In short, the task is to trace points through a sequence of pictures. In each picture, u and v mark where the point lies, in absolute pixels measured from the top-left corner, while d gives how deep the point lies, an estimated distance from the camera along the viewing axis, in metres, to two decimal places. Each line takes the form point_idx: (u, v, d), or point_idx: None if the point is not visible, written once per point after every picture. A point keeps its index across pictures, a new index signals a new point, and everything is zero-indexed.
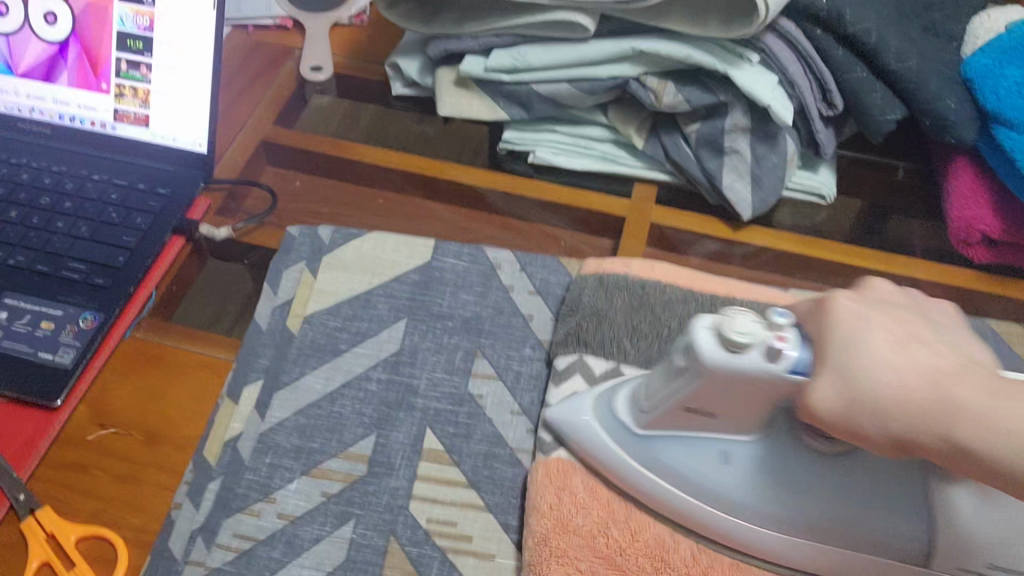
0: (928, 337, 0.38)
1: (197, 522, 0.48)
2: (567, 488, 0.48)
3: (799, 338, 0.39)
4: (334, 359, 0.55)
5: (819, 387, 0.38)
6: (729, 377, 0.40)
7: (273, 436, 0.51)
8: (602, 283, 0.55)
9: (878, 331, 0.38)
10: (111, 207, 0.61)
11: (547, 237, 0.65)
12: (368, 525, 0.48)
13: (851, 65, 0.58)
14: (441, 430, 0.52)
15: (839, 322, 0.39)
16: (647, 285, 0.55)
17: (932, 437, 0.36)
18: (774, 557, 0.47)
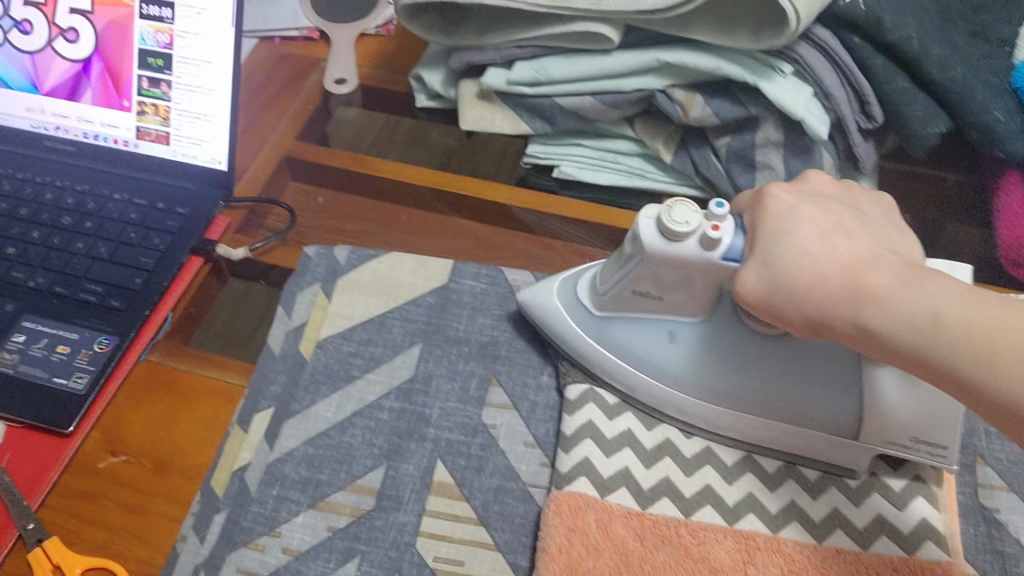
0: (853, 229, 0.41)
1: (201, 556, 0.47)
2: (579, 528, 0.45)
3: (734, 228, 0.42)
4: (346, 386, 0.53)
5: (745, 274, 0.41)
6: (669, 261, 0.44)
7: (282, 467, 0.50)
8: None
9: (805, 226, 0.40)
10: (131, 227, 0.61)
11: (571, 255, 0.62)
12: (372, 562, 0.47)
13: (891, 75, 0.54)
14: (452, 461, 0.50)
15: (771, 215, 0.42)
16: None
17: (843, 321, 0.38)
18: (718, 430, 0.49)
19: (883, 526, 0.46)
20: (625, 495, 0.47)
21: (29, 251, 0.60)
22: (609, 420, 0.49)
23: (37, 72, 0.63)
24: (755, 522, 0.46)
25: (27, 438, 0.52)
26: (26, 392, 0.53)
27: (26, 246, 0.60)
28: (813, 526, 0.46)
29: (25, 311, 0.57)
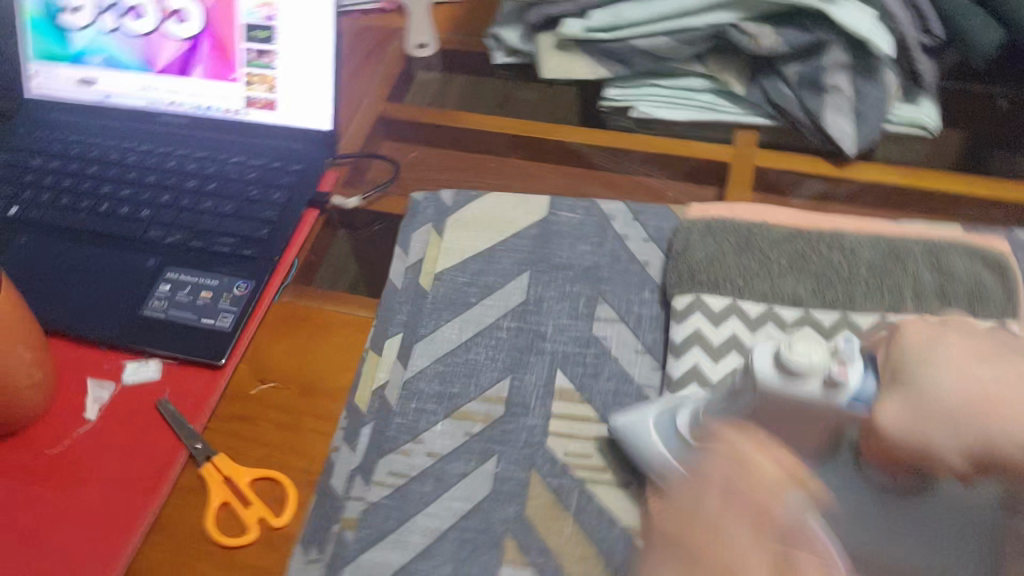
0: (1004, 352, 0.36)
1: (355, 463, 0.52)
2: (696, 428, 0.49)
3: (863, 373, 0.41)
4: (466, 311, 0.58)
5: (887, 412, 0.37)
6: (786, 407, 0.43)
7: (417, 383, 0.55)
8: (710, 227, 0.56)
9: (952, 350, 0.37)
10: (251, 186, 0.66)
11: (648, 188, 0.67)
12: (509, 460, 0.52)
13: None
14: (571, 370, 0.55)
15: (915, 345, 0.39)
16: (755, 226, 0.56)
17: (967, 443, 0.33)
18: None
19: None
20: None
21: (161, 212, 0.66)
22: (715, 327, 0.53)
23: (150, 52, 0.69)
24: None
25: (184, 373, 0.58)
26: (179, 332, 0.58)
27: (157, 208, 0.66)
28: None
29: (166, 264, 0.62)
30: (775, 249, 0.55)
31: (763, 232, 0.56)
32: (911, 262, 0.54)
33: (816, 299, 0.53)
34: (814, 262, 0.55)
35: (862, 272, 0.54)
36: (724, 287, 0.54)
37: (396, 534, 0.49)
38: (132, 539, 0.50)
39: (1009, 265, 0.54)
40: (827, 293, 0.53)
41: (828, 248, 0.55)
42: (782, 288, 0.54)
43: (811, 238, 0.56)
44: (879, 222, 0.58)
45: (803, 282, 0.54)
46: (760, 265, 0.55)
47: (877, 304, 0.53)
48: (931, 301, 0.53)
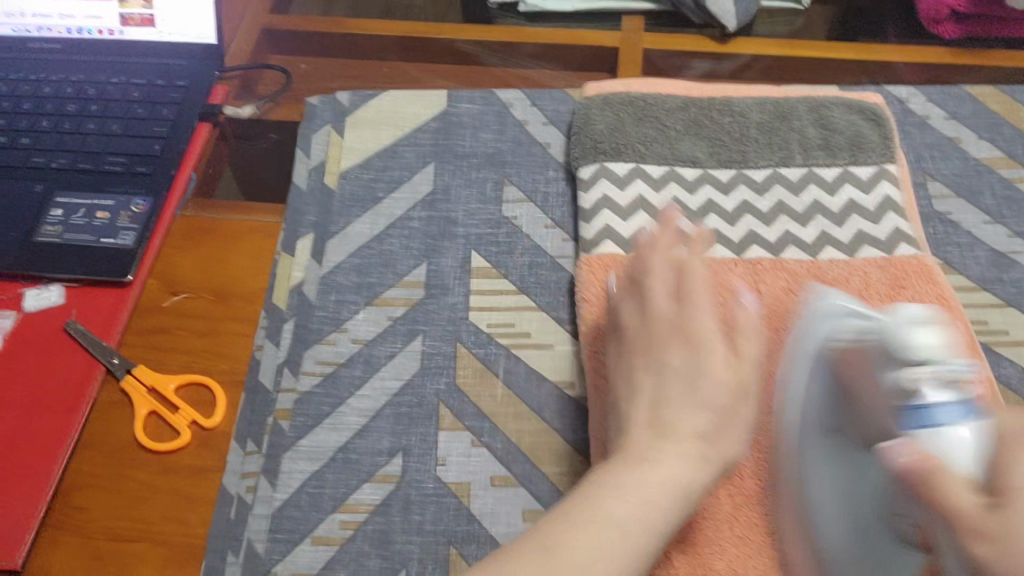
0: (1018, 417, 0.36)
1: (280, 357, 0.53)
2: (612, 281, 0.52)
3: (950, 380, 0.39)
4: (375, 206, 0.59)
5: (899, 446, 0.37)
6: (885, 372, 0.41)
7: (334, 277, 0.56)
8: (606, 101, 0.58)
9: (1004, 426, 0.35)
10: (136, 104, 0.64)
11: (543, 80, 0.68)
12: (435, 337, 0.53)
13: None
14: (486, 250, 0.56)
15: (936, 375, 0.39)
16: (648, 98, 0.58)
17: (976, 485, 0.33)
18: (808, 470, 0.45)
19: (865, 237, 0.54)
20: None
21: (44, 138, 0.63)
22: (621, 191, 0.55)
23: None
24: (760, 252, 0.53)
25: (90, 293, 0.56)
26: (80, 253, 0.57)
27: (38, 135, 0.63)
28: (808, 247, 0.53)
29: (56, 189, 0.60)
30: (669, 117, 0.58)
31: (656, 103, 0.58)
32: (795, 120, 0.58)
33: (711, 159, 0.57)
34: (707, 127, 0.58)
35: (752, 132, 0.57)
36: (625, 153, 0.56)
37: (332, 418, 0.50)
38: (58, 457, 0.49)
39: (884, 116, 0.58)
40: (721, 152, 0.57)
41: (715, 112, 0.58)
42: (679, 150, 0.57)
43: (701, 105, 0.58)
44: (762, 88, 0.61)
45: (699, 144, 0.57)
46: (656, 132, 0.57)
47: (768, 158, 0.57)
48: (815, 152, 0.57)
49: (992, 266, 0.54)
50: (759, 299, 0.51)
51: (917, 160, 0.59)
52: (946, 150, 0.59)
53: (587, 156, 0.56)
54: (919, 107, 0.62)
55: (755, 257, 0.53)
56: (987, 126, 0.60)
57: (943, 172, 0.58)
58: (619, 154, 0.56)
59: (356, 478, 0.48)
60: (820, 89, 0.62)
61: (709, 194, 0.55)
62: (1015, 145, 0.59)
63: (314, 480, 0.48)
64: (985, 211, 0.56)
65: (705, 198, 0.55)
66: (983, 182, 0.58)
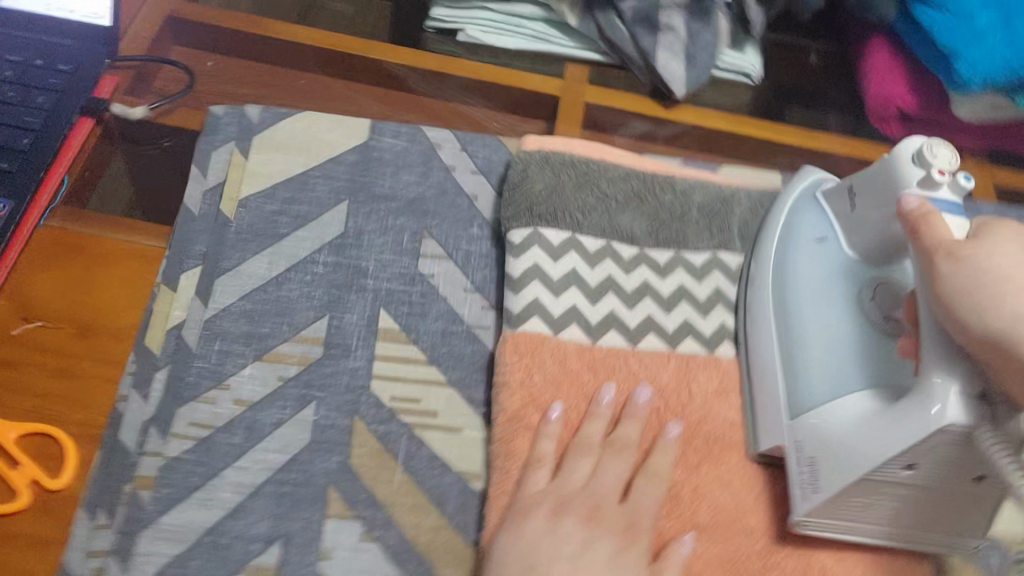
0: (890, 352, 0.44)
1: (148, 413, 0.46)
2: (536, 361, 0.47)
3: (953, 186, 0.44)
4: (276, 244, 0.52)
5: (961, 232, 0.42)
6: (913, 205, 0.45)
7: (220, 322, 0.49)
8: (548, 160, 0.53)
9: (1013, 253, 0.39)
10: (5, 84, 0.54)
11: (474, 122, 0.63)
12: (330, 406, 0.47)
13: None
14: (396, 309, 0.51)
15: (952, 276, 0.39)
16: (590, 161, 0.54)
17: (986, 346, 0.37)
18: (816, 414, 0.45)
19: None
20: (576, 330, 0.49)
21: None
22: (553, 263, 0.50)
23: None
24: (693, 345, 0.50)
25: None
26: None
27: None
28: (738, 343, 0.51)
29: None
30: (611, 185, 0.53)
31: (598, 168, 0.54)
32: (735, 207, 0.55)
33: (649, 237, 0.53)
34: (650, 201, 0.54)
35: (693, 214, 0.54)
36: (563, 220, 0.51)
37: (202, 492, 0.44)
38: None
39: None
40: (660, 232, 0.53)
41: (661, 187, 0.54)
42: (621, 224, 0.53)
43: (645, 177, 0.54)
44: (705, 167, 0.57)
45: (639, 219, 0.53)
46: (598, 202, 0.53)
47: (705, 241, 0.54)
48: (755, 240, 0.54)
49: None
50: (690, 401, 0.48)
51: None
52: None
53: (522, 220, 0.51)
54: None
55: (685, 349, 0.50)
56: None
57: None
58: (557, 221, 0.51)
59: (225, 568, 0.42)
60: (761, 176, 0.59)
61: (645, 275, 0.52)
62: None
63: (174, 568, 0.42)
64: None
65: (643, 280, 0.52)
66: None
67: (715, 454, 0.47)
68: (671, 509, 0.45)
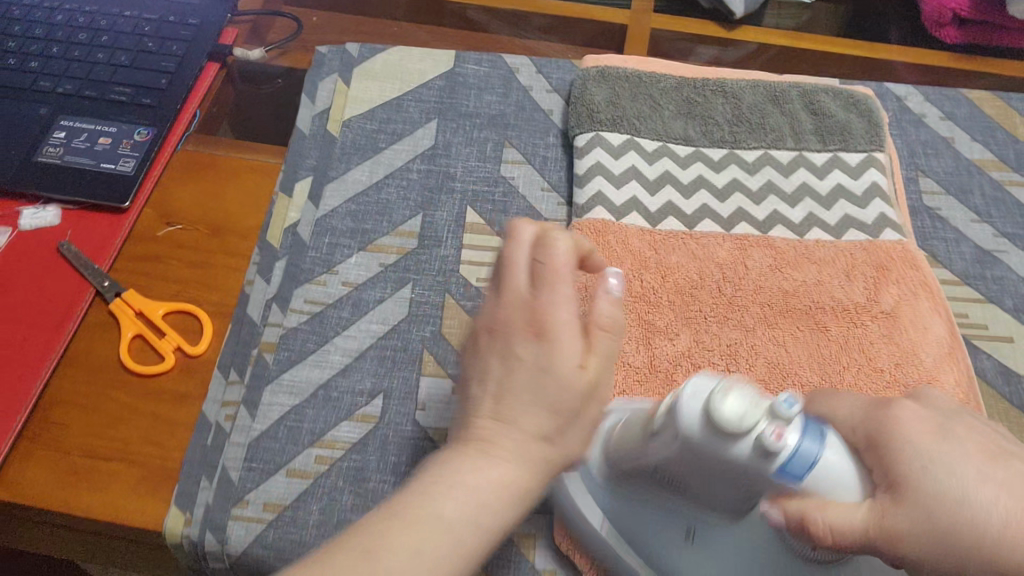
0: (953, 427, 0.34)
1: (270, 293, 0.53)
2: (604, 244, 0.52)
3: (801, 431, 0.35)
4: (376, 155, 0.59)
5: (835, 509, 0.33)
6: (709, 454, 0.36)
7: (330, 220, 0.56)
8: (602, 74, 0.59)
9: (966, 446, 0.32)
10: (146, 38, 0.64)
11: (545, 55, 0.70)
12: (425, 287, 0.54)
13: None
14: (481, 208, 0.57)
15: (895, 433, 0.34)
16: (643, 75, 0.60)
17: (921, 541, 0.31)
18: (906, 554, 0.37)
19: (850, 220, 0.54)
20: (637, 217, 0.54)
21: (51, 64, 0.63)
22: (614, 160, 0.56)
23: None
24: (747, 228, 0.54)
25: (87, 216, 0.56)
26: (78, 176, 0.57)
27: (46, 60, 0.63)
28: (793, 226, 0.55)
29: (58, 114, 0.60)
30: (663, 95, 0.59)
31: (651, 80, 0.60)
32: (786, 104, 0.59)
33: (703, 136, 0.58)
34: (700, 107, 0.59)
35: (744, 113, 0.59)
36: (620, 125, 0.58)
37: (316, 355, 0.51)
38: (42, 372, 0.49)
39: (874, 107, 0.59)
40: (713, 130, 0.58)
41: (711, 93, 0.59)
42: (674, 125, 0.58)
43: (695, 85, 0.60)
44: (756, 74, 0.62)
45: (692, 123, 0.58)
46: (651, 109, 0.58)
47: (757, 140, 0.58)
48: (806, 137, 0.58)
49: (975, 262, 0.55)
50: (747, 274, 0.52)
51: (908, 154, 0.60)
52: (938, 148, 0.60)
53: (582, 126, 0.58)
54: (916, 104, 0.62)
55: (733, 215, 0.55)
56: (978, 127, 0.61)
57: (935, 169, 0.59)
58: (620, 126, 0.58)
59: (336, 414, 0.49)
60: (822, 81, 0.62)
61: (701, 170, 0.56)
62: (1000, 148, 0.60)
63: (293, 414, 0.49)
64: (972, 210, 0.57)
65: (703, 170, 0.56)
66: (973, 181, 0.58)
67: (773, 319, 0.50)
68: (729, 364, 0.49)
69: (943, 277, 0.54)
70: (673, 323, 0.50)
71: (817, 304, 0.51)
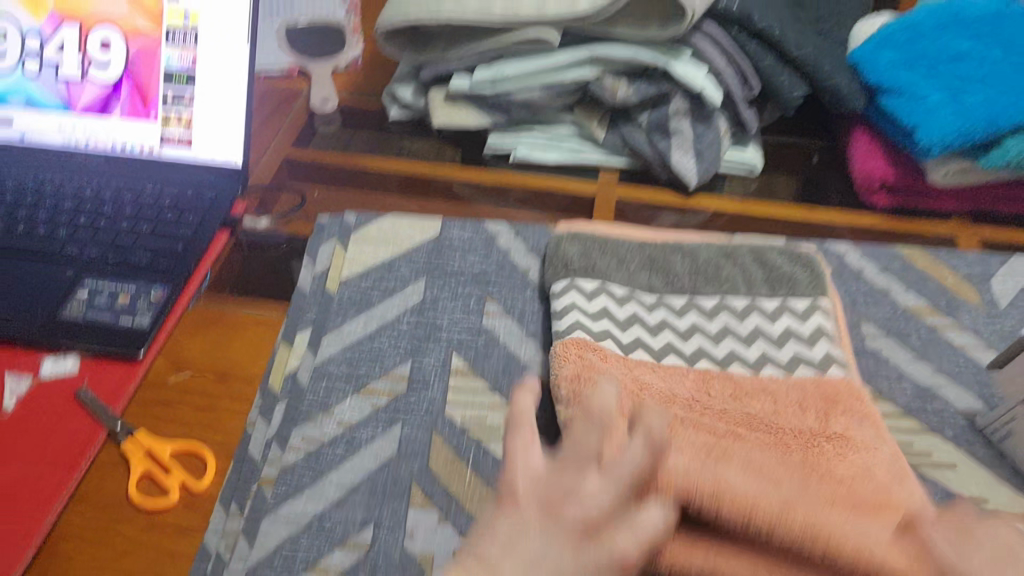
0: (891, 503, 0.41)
1: (270, 433, 0.58)
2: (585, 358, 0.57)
3: None
4: (369, 309, 0.65)
5: None
6: None
7: (327, 365, 0.62)
8: (575, 235, 0.67)
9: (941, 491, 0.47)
10: (166, 209, 0.72)
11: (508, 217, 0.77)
12: (414, 425, 0.58)
13: (776, 72, 0.73)
14: (465, 353, 0.62)
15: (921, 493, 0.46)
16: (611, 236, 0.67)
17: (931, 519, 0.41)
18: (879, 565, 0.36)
19: (800, 358, 0.60)
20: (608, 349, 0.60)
21: (79, 232, 0.70)
22: (588, 301, 0.62)
23: (70, 95, 0.73)
24: (707, 363, 0.60)
25: (103, 366, 0.61)
26: (98, 331, 0.62)
27: (75, 229, 0.71)
28: (749, 362, 0.60)
29: (84, 274, 0.67)
30: (628, 252, 0.66)
31: (616, 240, 0.67)
32: (738, 259, 0.66)
33: (666, 287, 0.64)
34: (662, 262, 0.66)
35: (699, 266, 0.66)
36: (591, 277, 0.64)
37: (311, 488, 0.55)
38: (53, 506, 0.52)
39: (816, 262, 0.66)
40: (674, 281, 0.65)
41: (669, 251, 0.67)
42: (638, 277, 0.65)
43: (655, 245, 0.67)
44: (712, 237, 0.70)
45: (654, 275, 0.65)
46: (618, 264, 0.65)
47: (713, 289, 0.64)
48: (757, 288, 0.64)
49: (917, 397, 0.60)
50: (710, 400, 0.56)
51: (851, 302, 0.66)
52: (876, 297, 0.67)
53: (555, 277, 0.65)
54: (854, 260, 0.69)
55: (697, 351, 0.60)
56: (909, 281, 0.68)
57: (874, 315, 0.65)
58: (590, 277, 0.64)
59: (328, 544, 0.52)
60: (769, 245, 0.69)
61: (664, 314, 0.63)
62: (935, 295, 0.67)
63: (289, 544, 0.52)
64: (912, 350, 0.63)
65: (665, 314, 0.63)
66: (910, 325, 0.65)
67: None
68: None
69: (889, 410, 0.59)
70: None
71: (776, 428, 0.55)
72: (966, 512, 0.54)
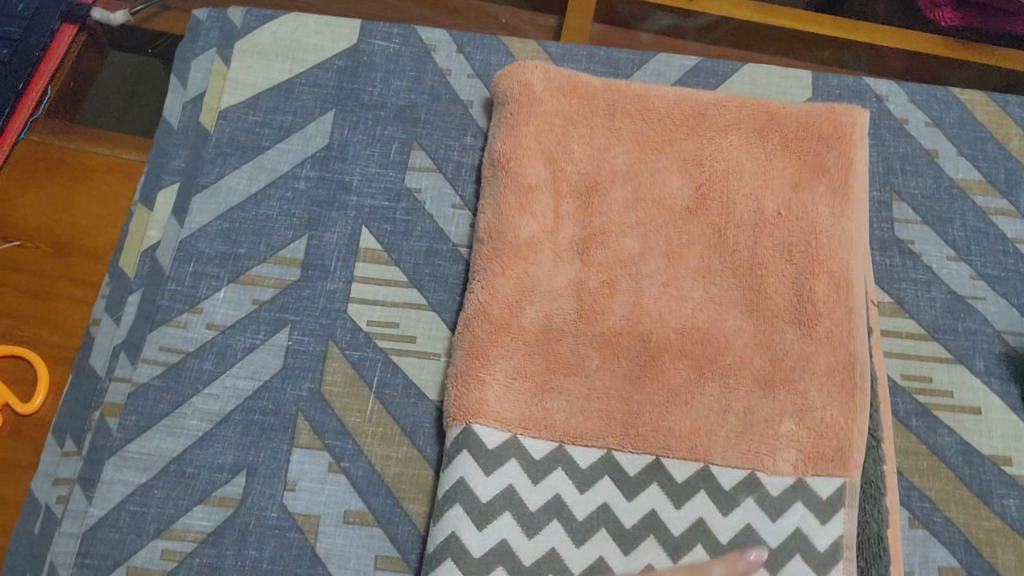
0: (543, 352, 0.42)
1: (119, 338, 0.45)
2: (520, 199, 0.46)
3: None
4: (256, 157, 0.50)
5: None
6: None
7: (195, 242, 0.47)
8: (531, 81, 0.48)
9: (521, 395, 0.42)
10: None
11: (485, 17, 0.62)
12: (304, 330, 0.45)
13: None
14: (378, 228, 0.48)
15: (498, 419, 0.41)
16: (581, 83, 0.49)
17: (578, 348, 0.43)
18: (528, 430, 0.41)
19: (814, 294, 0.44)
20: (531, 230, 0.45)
21: None
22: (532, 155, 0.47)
23: None
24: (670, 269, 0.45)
25: None
26: None
27: None
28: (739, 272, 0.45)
29: None
30: (596, 107, 0.48)
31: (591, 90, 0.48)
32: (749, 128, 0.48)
33: (642, 128, 0.48)
34: (637, 121, 0.48)
35: (681, 133, 0.48)
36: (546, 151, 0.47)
37: (170, 419, 0.43)
38: None
39: (856, 131, 0.48)
40: (650, 115, 0.48)
41: (667, 109, 0.48)
42: (608, 151, 0.47)
43: (637, 101, 0.48)
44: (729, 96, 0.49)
45: (623, 150, 0.47)
46: (585, 129, 0.48)
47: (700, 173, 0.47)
48: (775, 132, 0.48)
49: (947, 312, 0.47)
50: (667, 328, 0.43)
51: (884, 171, 0.51)
52: (918, 163, 0.51)
53: (509, 146, 0.47)
54: (899, 107, 0.52)
55: (666, 192, 0.46)
56: (969, 139, 0.52)
57: (912, 192, 0.50)
58: (563, 137, 0.47)
59: (188, 497, 0.41)
60: (785, 95, 0.52)
61: (630, 204, 0.46)
62: (993, 168, 0.51)
63: (138, 497, 0.41)
64: (949, 245, 0.49)
65: (652, 168, 0.47)
66: (954, 209, 0.50)
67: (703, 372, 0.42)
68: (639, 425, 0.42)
69: (909, 329, 0.47)
70: (583, 347, 0.43)
71: (746, 362, 0.43)
72: (979, 478, 0.44)
